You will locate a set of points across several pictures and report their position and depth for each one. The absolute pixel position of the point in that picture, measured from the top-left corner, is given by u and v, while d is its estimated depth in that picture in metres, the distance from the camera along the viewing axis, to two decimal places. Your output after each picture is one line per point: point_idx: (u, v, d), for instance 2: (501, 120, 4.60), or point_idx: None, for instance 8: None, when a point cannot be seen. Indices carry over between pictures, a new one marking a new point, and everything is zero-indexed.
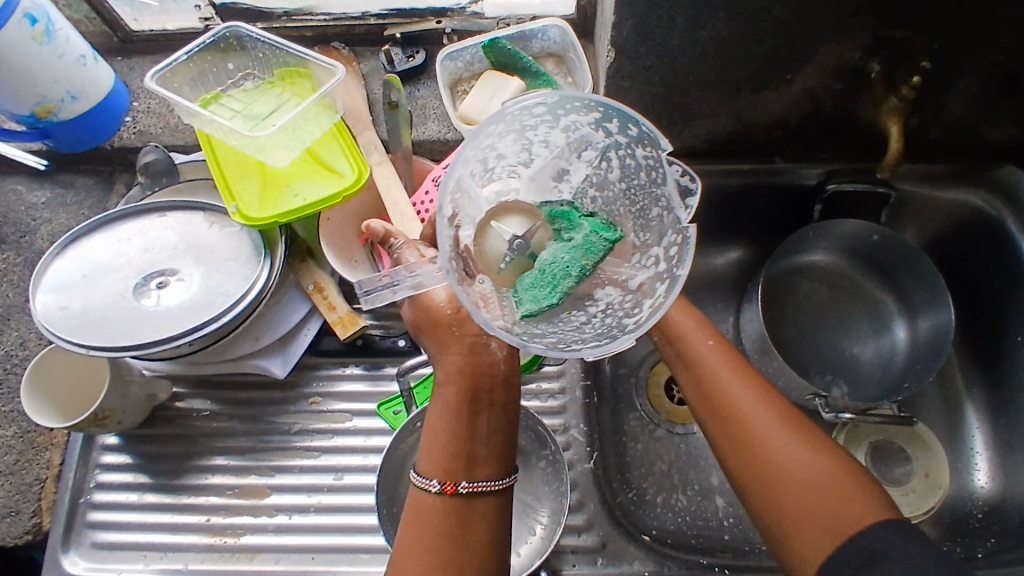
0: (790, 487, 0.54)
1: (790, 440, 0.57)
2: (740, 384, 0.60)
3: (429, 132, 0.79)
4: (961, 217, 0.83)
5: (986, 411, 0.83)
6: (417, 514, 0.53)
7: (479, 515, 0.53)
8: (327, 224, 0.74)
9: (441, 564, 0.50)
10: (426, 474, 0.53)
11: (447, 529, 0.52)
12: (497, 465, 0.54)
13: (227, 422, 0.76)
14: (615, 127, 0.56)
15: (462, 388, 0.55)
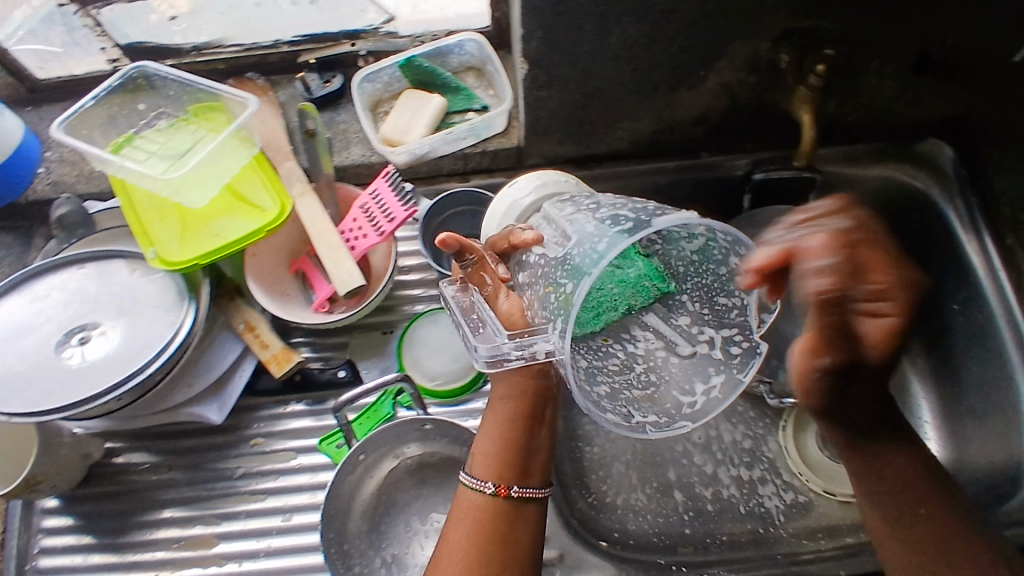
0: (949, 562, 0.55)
1: (932, 510, 0.57)
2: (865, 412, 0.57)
3: (352, 156, 0.78)
4: (883, 193, 0.85)
5: (931, 381, 0.84)
6: (471, 511, 0.61)
7: (522, 519, 0.61)
8: (253, 260, 0.72)
9: (486, 558, 0.59)
10: (480, 476, 0.62)
11: (496, 526, 0.60)
12: (542, 476, 0.64)
13: (169, 473, 0.73)
14: (722, 237, 0.56)
15: (522, 406, 0.64)
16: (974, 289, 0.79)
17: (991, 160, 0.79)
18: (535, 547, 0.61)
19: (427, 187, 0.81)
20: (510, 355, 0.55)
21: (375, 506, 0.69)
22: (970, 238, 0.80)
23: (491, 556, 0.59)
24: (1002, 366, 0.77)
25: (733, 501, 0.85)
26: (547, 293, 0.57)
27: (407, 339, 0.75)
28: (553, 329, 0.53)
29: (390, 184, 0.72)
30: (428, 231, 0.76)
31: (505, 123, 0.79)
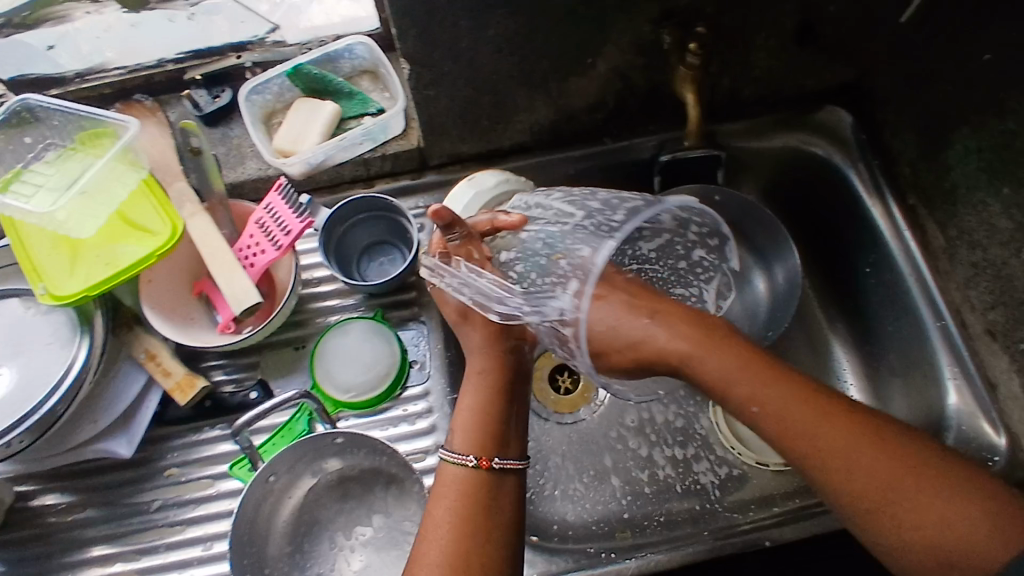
0: (920, 529, 0.48)
1: (884, 465, 0.50)
2: (791, 400, 0.53)
3: (248, 171, 0.76)
4: (789, 161, 0.85)
5: (852, 344, 0.85)
6: (450, 486, 0.59)
7: (506, 488, 0.59)
8: (150, 286, 0.71)
9: (469, 528, 0.56)
10: (461, 450, 0.60)
11: (478, 497, 0.58)
12: (520, 449, 0.62)
13: (84, 512, 0.71)
14: (693, 231, 0.70)
15: (497, 379, 0.64)
16: (883, 252, 0.79)
17: (887, 123, 0.79)
18: (520, 519, 0.59)
19: (332, 196, 0.80)
20: (523, 311, 0.57)
21: (296, 527, 0.68)
22: (874, 201, 0.80)
23: (479, 529, 0.56)
24: (915, 325, 0.77)
25: (669, 482, 0.85)
26: (560, 263, 0.61)
27: (318, 354, 0.74)
28: (566, 293, 0.57)
29: (283, 198, 0.70)
30: (333, 242, 0.76)
31: (403, 125, 0.78)
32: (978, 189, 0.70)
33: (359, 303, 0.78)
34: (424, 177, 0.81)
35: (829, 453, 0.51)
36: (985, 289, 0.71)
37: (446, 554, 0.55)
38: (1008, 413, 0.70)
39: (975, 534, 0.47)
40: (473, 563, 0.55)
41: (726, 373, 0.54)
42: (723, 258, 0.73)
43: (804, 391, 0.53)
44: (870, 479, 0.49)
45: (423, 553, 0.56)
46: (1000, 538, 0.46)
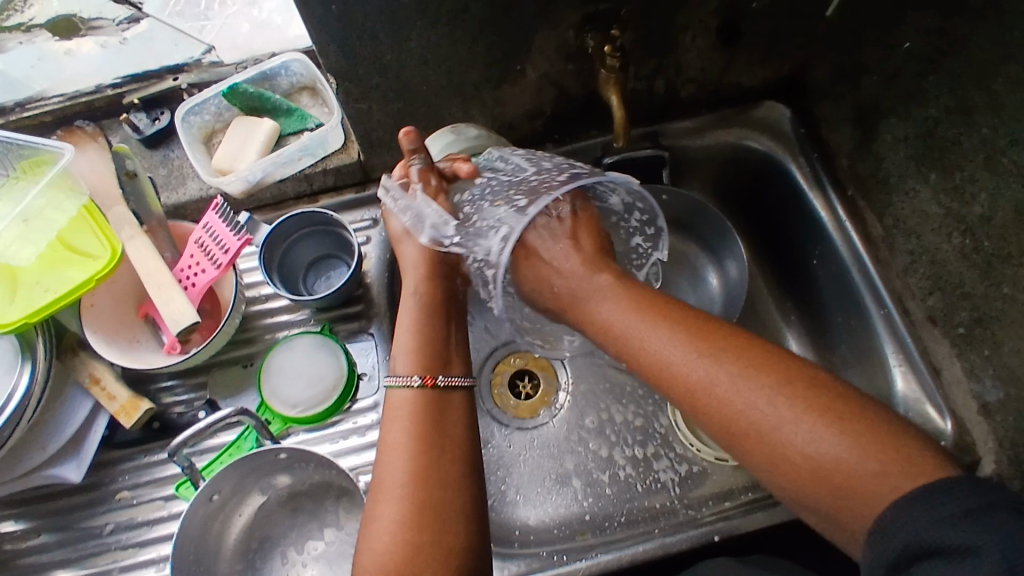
0: (790, 455, 0.44)
1: (761, 390, 0.46)
2: (666, 342, 0.52)
3: (190, 192, 0.77)
4: (731, 156, 0.86)
5: (805, 336, 0.85)
6: (399, 408, 0.57)
7: (453, 405, 0.58)
8: (92, 310, 0.71)
9: (423, 446, 0.54)
10: (405, 372, 0.59)
11: (428, 417, 0.56)
12: (462, 367, 0.62)
13: (37, 538, 0.71)
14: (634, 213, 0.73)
15: (438, 302, 0.65)
16: (827, 243, 0.80)
17: (824, 116, 0.80)
18: (474, 430, 0.57)
19: (277, 213, 0.81)
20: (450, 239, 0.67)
21: (247, 544, 0.68)
22: (815, 194, 0.81)
23: (435, 442, 0.55)
24: (861, 314, 0.77)
25: (630, 481, 0.84)
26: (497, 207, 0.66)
27: (266, 371, 0.74)
28: (496, 236, 0.65)
29: (221, 217, 0.71)
30: (275, 260, 0.76)
31: (342, 139, 0.79)
32: (908, 177, 0.71)
33: (308, 317, 0.78)
34: (367, 190, 0.82)
35: (705, 388, 0.48)
36: (923, 276, 0.71)
37: (405, 472, 0.53)
38: (952, 398, 0.70)
39: (845, 454, 0.42)
40: (433, 477, 0.53)
41: (619, 317, 0.55)
42: (660, 243, 0.74)
43: (691, 327, 0.52)
44: (746, 407, 0.46)
45: (382, 476, 0.53)
46: (877, 460, 0.41)
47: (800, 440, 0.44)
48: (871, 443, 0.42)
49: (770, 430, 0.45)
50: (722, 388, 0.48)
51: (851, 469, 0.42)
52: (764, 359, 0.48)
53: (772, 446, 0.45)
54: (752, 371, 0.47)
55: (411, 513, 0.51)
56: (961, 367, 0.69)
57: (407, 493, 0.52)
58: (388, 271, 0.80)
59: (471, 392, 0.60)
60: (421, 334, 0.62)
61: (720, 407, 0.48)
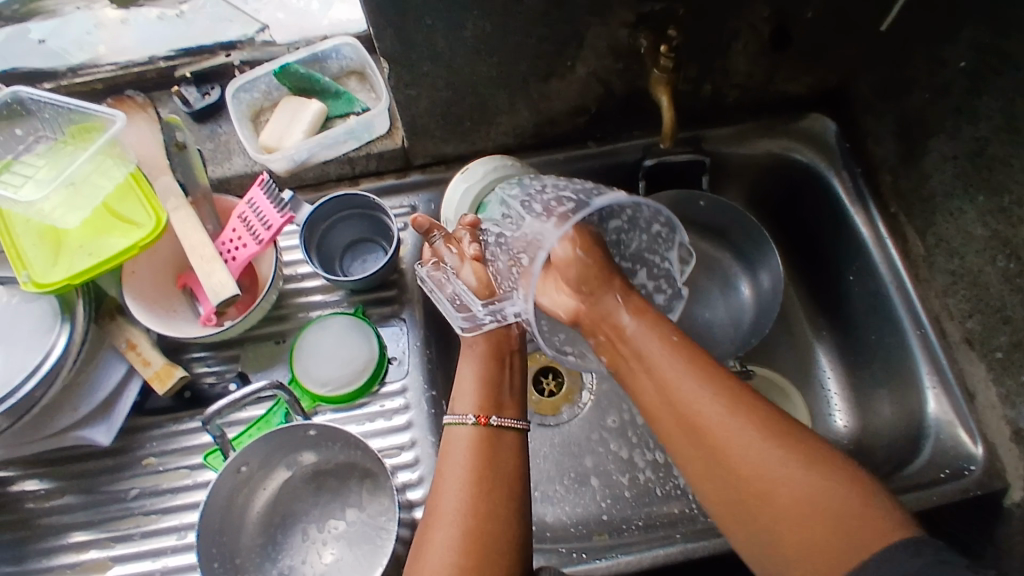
0: (779, 502, 0.47)
1: (760, 439, 0.48)
2: (690, 374, 0.53)
3: (234, 167, 0.78)
4: (773, 166, 0.86)
5: (835, 351, 0.85)
6: (453, 445, 0.58)
7: (506, 441, 0.59)
8: (133, 277, 0.72)
9: (480, 478, 0.56)
10: (461, 410, 0.60)
11: (483, 454, 0.57)
12: (518, 410, 0.62)
13: (63, 498, 0.72)
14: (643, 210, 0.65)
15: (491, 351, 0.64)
16: (865, 259, 0.79)
17: (868, 131, 0.80)
18: (526, 466, 0.58)
19: (317, 194, 0.82)
20: (484, 317, 0.64)
21: (269, 518, 0.69)
22: (856, 209, 0.81)
23: (489, 482, 0.56)
24: (895, 333, 0.76)
25: (649, 485, 0.83)
26: (514, 266, 0.65)
27: (297, 349, 0.75)
28: (519, 295, 0.64)
29: (265, 193, 0.72)
30: (314, 240, 0.77)
31: (387, 125, 0.80)
32: (954, 196, 0.70)
33: (341, 299, 0.78)
34: (407, 177, 0.83)
35: (691, 413, 0.51)
36: (962, 297, 0.71)
37: (460, 506, 0.54)
38: (985, 423, 0.69)
39: (827, 502, 0.45)
40: (484, 508, 0.54)
41: (663, 360, 0.54)
42: (678, 231, 0.66)
43: (705, 367, 0.53)
44: (738, 449, 0.49)
45: (437, 507, 0.55)
46: (857, 510, 0.45)
47: (797, 490, 0.46)
48: (869, 513, 0.44)
49: (803, 498, 0.46)
50: (724, 427, 0.50)
51: (835, 521, 0.44)
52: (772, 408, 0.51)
53: (783, 502, 0.46)
54: (768, 427, 0.49)
55: (463, 542, 0.53)
56: (997, 393, 0.68)
57: (461, 526, 0.53)
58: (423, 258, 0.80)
59: (524, 434, 0.60)
60: (474, 376, 0.62)
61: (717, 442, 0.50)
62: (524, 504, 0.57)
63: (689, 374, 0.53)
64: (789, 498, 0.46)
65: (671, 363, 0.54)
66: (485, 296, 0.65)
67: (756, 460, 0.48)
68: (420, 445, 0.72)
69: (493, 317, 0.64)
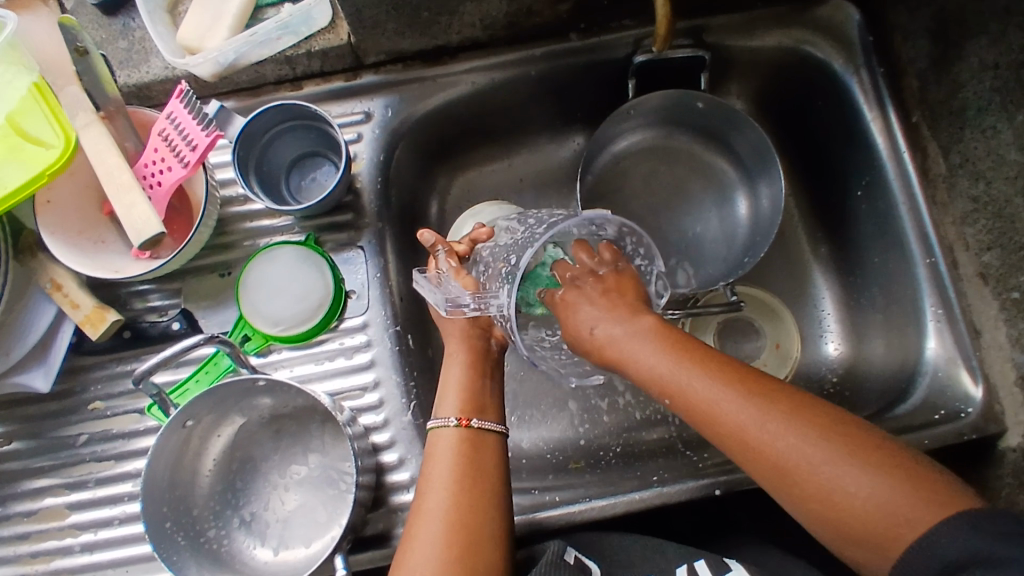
0: (824, 497, 0.43)
1: (792, 432, 0.45)
2: (707, 377, 0.49)
3: (153, 70, 0.67)
4: (783, 63, 0.74)
5: (833, 270, 0.79)
6: (437, 448, 0.57)
7: (488, 442, 0.57)
8: (48, 208, 0.64)
9: (466, 476, 0.54)
10: (445, 413, 0.58)
11: (469, 458, 0.56)
12: (498, 414, 0.60)
13: (9, 444, 0.67)
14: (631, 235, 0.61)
15: (473, 353, 0.63)
16: (877, 174, 0.71)
17: (897, 23, 0.69)
18: (506, 470, 0.57)
19: (254, 99, 0.71)
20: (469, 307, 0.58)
21: (228, 464, 0.65)
22: (873, 115, 0.70)
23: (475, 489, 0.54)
24: (902, 259, 0.70)
25: (629, 410, 0.80)
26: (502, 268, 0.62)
27: (243, 284, 0.68)
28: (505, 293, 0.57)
29: (186, 106, 0.62)
30: (253, 159, 0.68)
31: (329, 17, 0.67)
32: (988, 112, 0.62)
33: (292, 225, 0.70)
34: (359, 78, 0.72)
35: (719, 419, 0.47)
36: (983, 227, 0.64)
37: (445, 506, 0.53)
38: (987, 362, 0.65)
39: (870, 489, 0.42)
40: (472, 504, 0.53)
41: (664, 363, 0.50)
42: (657, 264, 0.62)
43: (720, 366, 0.49)
44: (772, 446, 0.45)
45: (422, 506, 0.53)
46: (907, 492, 0.41)
47: (839, 480, 0.43)
48: (915, 491, 0.41)
49: (850, 491, 0.42)
50: (756, 427, 0.46)
51: (882, 510, 0.41)
52: (797, 394, 0.47)
53: (828, 497, 0.43)
54: (800, 416, 0.45)
55: (450, 538, 0.51)
56: (1006, 334, 0.63)
57: (445, 527, 0.52)
58: (381, 175, 0.72)
59: (504, 440, 0.58)
60: (457, 379, 0.61)
61: (749, 445, 0.46)
62: (509, 504, 0.56)
63: (705, 379, 0.49)
64: (834, 493, 0.43)
65: (681, 369, 0.49)
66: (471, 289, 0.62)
67: (792, 458, 0.44)
68: (384, 385, 0.67)
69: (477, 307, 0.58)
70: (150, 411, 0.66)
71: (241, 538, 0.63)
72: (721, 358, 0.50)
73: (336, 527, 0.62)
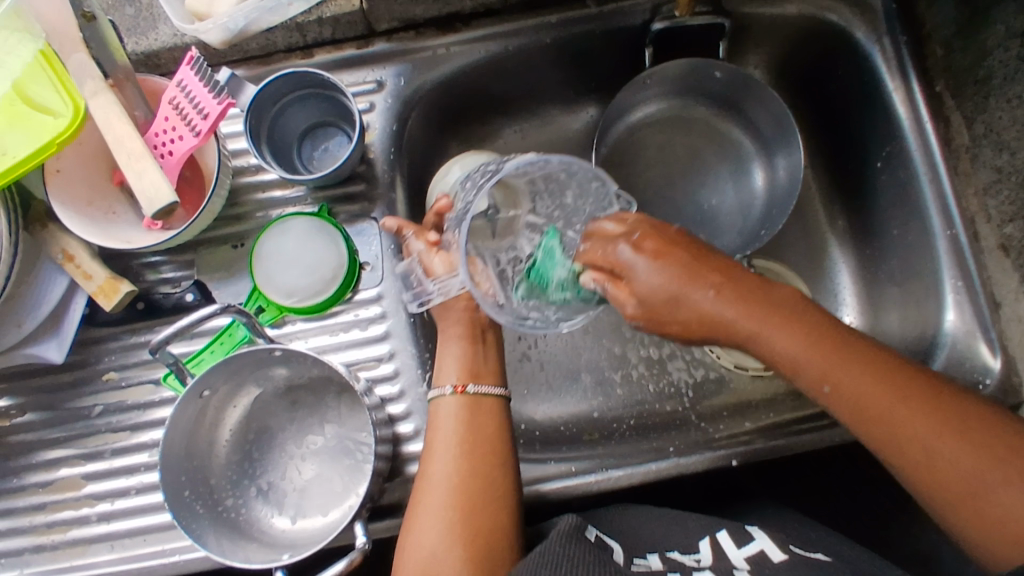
0: (963, 492, 0.43)
1: (932, 427, 0.45)
2: (848, 367, 0.48)
3: (162, 37, 0.66)
4: (802, 30, 0.73)
5: (851, 243, 0.78)
6: (437, 420, 0.58)
7: (485, 407, 0.59)
8: (58, 177, 0.62)
9: (469, 441, 0.56)
10: (441, 383, 0.60)
11: (471, 424, 0.57)
12: (495, 377, 0.61)
13: (25, 415, 0.68)
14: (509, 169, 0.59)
15: (467, 327, 0.64)
16: (896, 144, 0.70)
17: None
18: (508, 431, 0.58)
19: (264, 67, 0.71)
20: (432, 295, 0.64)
21: (244, 435, 0.65)
22: (895, 83, 0.69)
23: (478, 454, 0.56)
24: (922, 230, 0.69)
25: (642, 382, 0.80)
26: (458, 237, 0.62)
27: (257, 255, 0.67)
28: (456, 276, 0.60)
29: (197, 74, 0.61)
30: (264, 127, 0.66)
31: None
32: (1015, 81, 0.61)
33: (305, 195, 0.70)
34: (371, 46, 0.71)
35: (860, 405, 0.47)
36: (1006, 198, 0.63)
37: (449, 472, 0.55)
38: (1008, 334, 0.64)
39: (1010, 490, 0.42)
40: (475, 467, 0.55)
41: (802, 350, 0.49)
42: (607, 181, 0.60)
43: (859, 354, 0.48)
44: (911, 437, 0.45)
45: (428, 474, 0.55)
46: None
47: (980, 477, 0.43)
48: None
49: (987, 489, 0.42)
50: (893, 417, 0.46)
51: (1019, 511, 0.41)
52: (939, 387, 0.46)
53: (966, 494, 0.43)
54: (941, 412, 0.45)
55: (453, 499, 0.53)
56: None
57: (450, 492, 0.54)
58: (394, 145, 0.71)
59: (503, 399, 0.60)
60: (455, 351, 0.62)
61: (886, 434, 0.46)
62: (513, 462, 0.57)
63: (847, 370, 0.48)
64: (972, 489, 0.43)
65: (823, 355, 0.49)
66: (444, 270, 0.64)
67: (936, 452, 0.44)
68: (399, 356, 0.67)
69: (441, 293, 0.63)
70: (166, 381, 0.66)
71: (259, 506, 0.63)
72: (859, 346, 0.49)
73: (355, 496, 0.62)
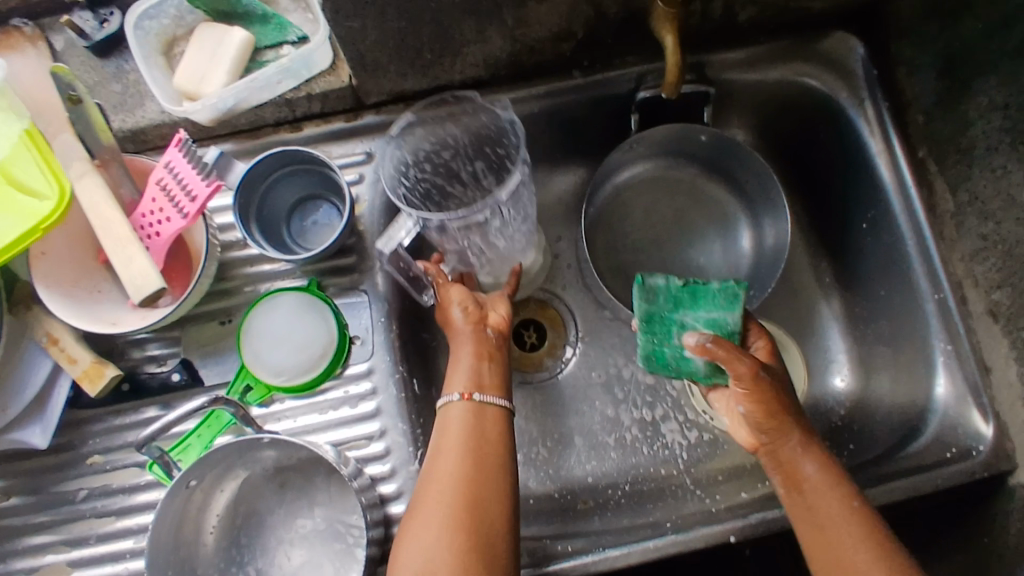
0: None
1: None
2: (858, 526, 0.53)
3: (149, 114, 0.66)
4: (785, 95, 0.74)
5: (840, 302, 0.79)
6: (445, 426, 0.60)
7: (489, 414, 0.60)
8: (44, 260, 0.62)
9: (473, 449, 0.57)
10: (450, 389, 0.61)
11: (475, 430, 0.59)
12: (500, 389, 0.62)
13: (7, 500, 0.66)
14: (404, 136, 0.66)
15: (479, 345, 0.64)
16: (882, 209, 0.71)
17: (902, 58, 0.69)
18: (509, 440, 0.60)
19: (252, 141, 0.70)
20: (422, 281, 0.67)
21: (231, 520, 0.64)
22: (879, 148, 0.70)
23: (482, 454, 0.57)
24: (910, 294, 0.69)
25: (636, 445, 0.79)
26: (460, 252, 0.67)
27: (245, 332, 0.67)
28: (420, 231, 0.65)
29: (185, 156, 0.61)
30: (253, 205, 0.66)
31: (328, 59, 0.66)
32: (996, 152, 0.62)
33: (293, 269, 0.69)
34: (360, 118, 0.71)
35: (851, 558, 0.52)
36: (993, 265, 0.63)
37: (453, 473, 0.56)
38: (998, 400, 0.64)
39: None
40: (478, 474, 0.56)
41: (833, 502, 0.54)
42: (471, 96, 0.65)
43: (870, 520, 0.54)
44: None
45: (433, 469, 0.57)
46: None
47: None
48: None
49: None
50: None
51: None
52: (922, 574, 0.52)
53: None
54: None
55: (456, 501, 0.54)
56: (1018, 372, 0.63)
57: (455, 491, 0.55)
58: (383, 216, 0.70)
59: (506, 411, 0.61)
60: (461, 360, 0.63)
61: None
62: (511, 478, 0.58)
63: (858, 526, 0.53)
64: None
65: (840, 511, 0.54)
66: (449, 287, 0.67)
67: None
68: (389, 434, 0.66)
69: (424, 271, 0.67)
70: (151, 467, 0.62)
71: None
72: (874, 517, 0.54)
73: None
